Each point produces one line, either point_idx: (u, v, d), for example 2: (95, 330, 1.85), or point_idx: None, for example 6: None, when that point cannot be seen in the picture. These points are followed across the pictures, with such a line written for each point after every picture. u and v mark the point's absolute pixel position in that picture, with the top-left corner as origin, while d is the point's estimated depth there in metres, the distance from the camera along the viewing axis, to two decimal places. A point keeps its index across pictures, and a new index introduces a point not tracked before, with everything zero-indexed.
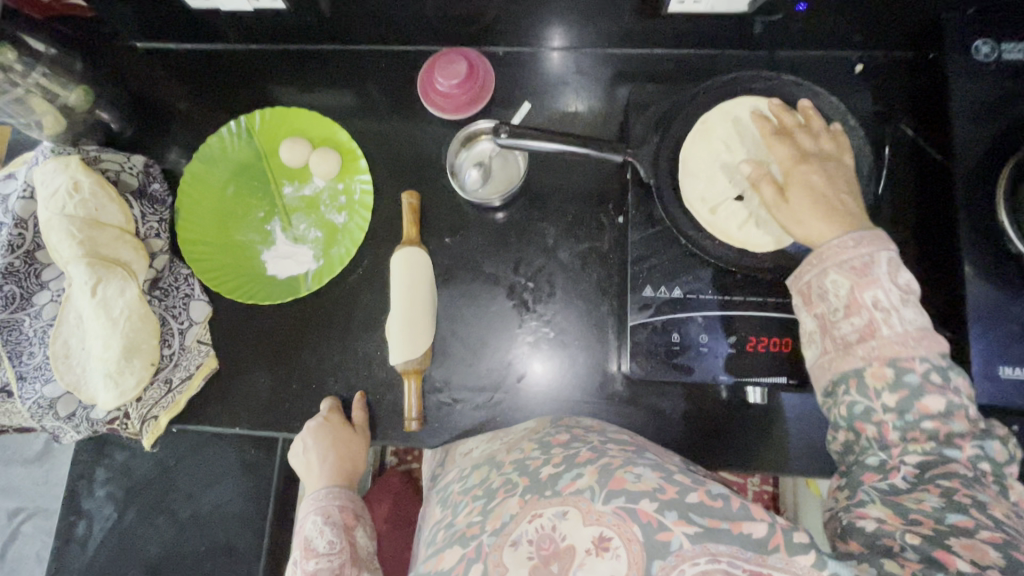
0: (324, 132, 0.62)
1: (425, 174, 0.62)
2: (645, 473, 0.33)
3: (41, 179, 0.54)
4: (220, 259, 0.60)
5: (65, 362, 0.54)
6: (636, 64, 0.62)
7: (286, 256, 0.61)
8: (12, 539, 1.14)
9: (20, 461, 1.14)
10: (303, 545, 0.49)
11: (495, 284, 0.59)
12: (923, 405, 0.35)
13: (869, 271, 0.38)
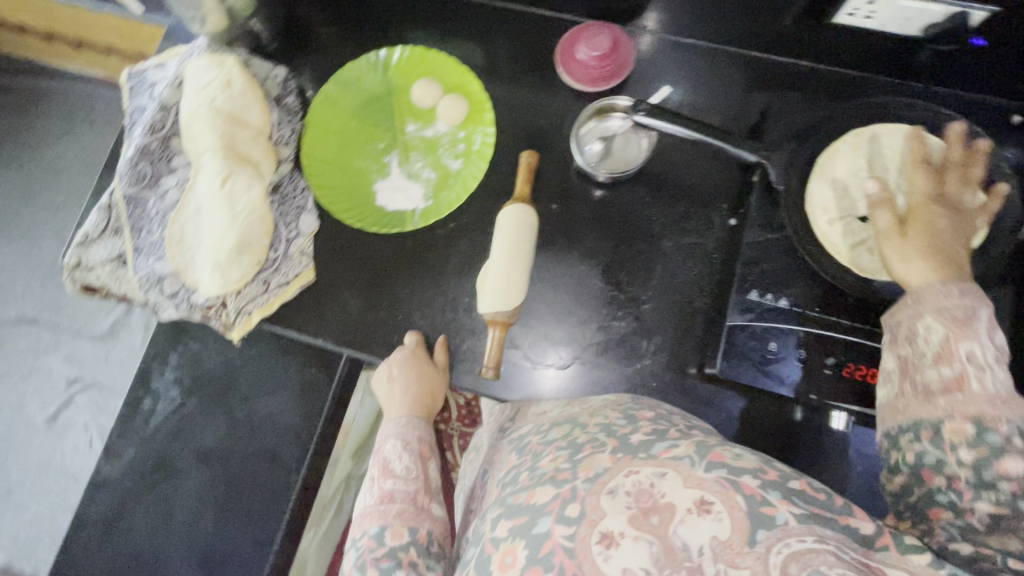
0: (456, 78, 0.64)
1: (546, 139, 0.63)
2: (745, 453, 0.35)
3: (198, 71, 0.59)
4: (338, 179, 0.64)
5: (177, 244, 0.60)
6: (778, 70, 0.60)
7: (399, 190, 0.64)
8: (66, 405, 1.23)
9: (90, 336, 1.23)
10: (383, 466, 0.54)
11: (594, 259, 0.60)
12: (1003, 466, 0.35)
13: (968, 325, 0.38)
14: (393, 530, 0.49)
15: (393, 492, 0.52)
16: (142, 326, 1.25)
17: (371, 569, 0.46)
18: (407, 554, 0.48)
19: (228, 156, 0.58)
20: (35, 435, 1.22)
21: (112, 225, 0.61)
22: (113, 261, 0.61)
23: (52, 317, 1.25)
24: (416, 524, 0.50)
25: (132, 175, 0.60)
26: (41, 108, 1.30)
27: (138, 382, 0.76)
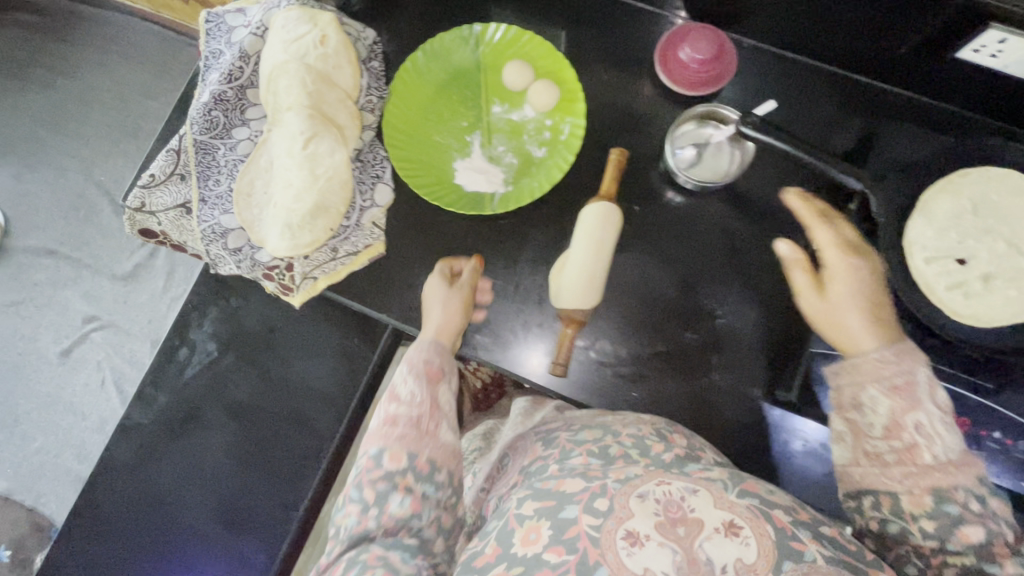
0: (547, 63, 0.66)
1: (632, 145, 0.65)
2: (778, 494, 0.40)
3: (287, 23, 0.62)
4: (417, 150, 0.66)
5: (245, 199, 0.64)
6: (872, 95, 0.61)
7: (479, 172, 0.66)
8: (80, 341, 1.30)
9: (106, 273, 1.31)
10: (390, 390, 0.54)
11: (666, 270, 0.62)
12: (964, 534, 0.40)
13: (909, 393, 0.43)
14: (392, 454, 0.50)
15: (397, 416, 0.52)
16: (164, 272, 1.32)
17: (369, 490, 0.49)
18: (403, 479, 0.49)
19: (316, 118, 0.61)
20: (48, 366, 1.29)
21: (179, 170, 0.66)
22: (177, 208, 0.67)
23: (71, 250, 1.34)
24: (416, 450, 0.51)
25: (205, 123, 0.65)
26: (83, 44, 1.43)
27: (175, 329, 0.80)
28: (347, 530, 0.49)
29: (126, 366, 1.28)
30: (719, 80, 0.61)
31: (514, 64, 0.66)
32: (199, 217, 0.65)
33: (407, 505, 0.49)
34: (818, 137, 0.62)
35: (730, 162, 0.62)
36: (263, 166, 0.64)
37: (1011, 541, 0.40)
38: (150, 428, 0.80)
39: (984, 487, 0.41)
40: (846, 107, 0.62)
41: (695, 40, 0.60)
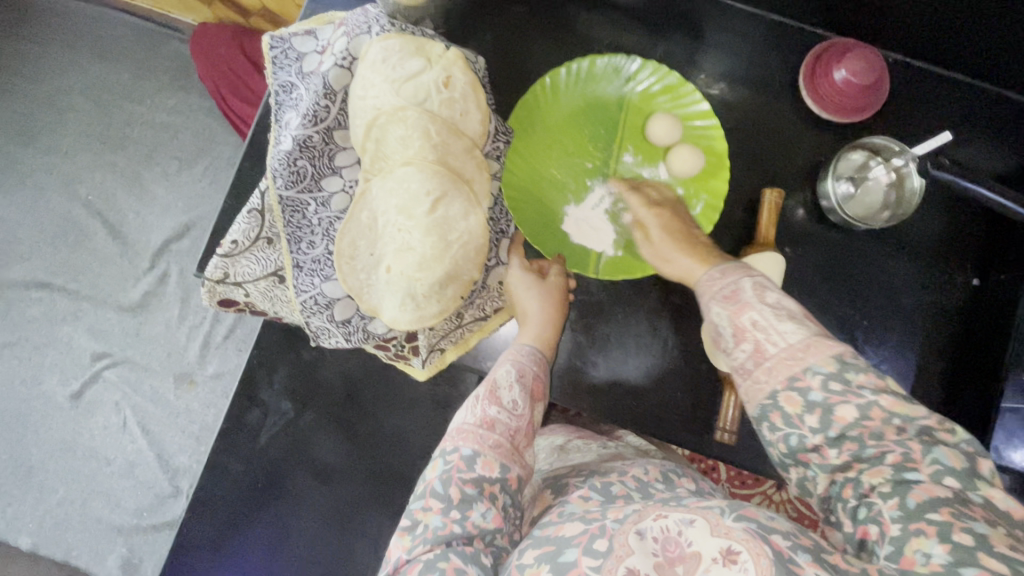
0: (698, 129, 0.67)
1: (769, 178, 0.70)
2: (778, 519, 0.41)
3: (387, 55, 0.59)
4: (532, 184, 0.68)
5: (348, 262, 0.64)
6: (1002, 118, 0.68)
7: (595, 227, 0.68)
8: (91, 379, 1.47)
9: (118, 307, 1.48)
10: (491, 389, 0.59)
11: (829, 311, 0.68)
12: (840, 416, 0.43)
13: (737, 300, 0.49)
14: (485, 460, 0.54)
15: (496, 421, 0.56)
16: (177, 298, 1.50)
17: (457, 488, 0.51)
18: (489, 486, 0.52)
19: (443, 175, 0.60)
20: (60, 410, 1.46)
21: (266, 234, 0.65)
22: (268, 277, 0.66)
23: (66, 283, 1.50)
24: (508, 464, 0.55)
25: (290, 175, 0.63)
26: (63, 79, 1.54)
27: (248, 394, 0.85)
28: (430, 528, 0.50)
29: (144, 402, 1.46)
30: (863, 110, 0.67)
31: (662, 120, 0.67)
32: (296, 285, 0.65)
33: (491, 516, 0.51)
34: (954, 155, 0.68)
35: (882, 204, 0.66)
36: (363, 223, 0.63)
37: (890, 407, 0.43)
38: (229, 493, 0.86)
39: (839, 366, 0.44)
40: (978, 126, 0.68)
41: (852, 61, 0.64)
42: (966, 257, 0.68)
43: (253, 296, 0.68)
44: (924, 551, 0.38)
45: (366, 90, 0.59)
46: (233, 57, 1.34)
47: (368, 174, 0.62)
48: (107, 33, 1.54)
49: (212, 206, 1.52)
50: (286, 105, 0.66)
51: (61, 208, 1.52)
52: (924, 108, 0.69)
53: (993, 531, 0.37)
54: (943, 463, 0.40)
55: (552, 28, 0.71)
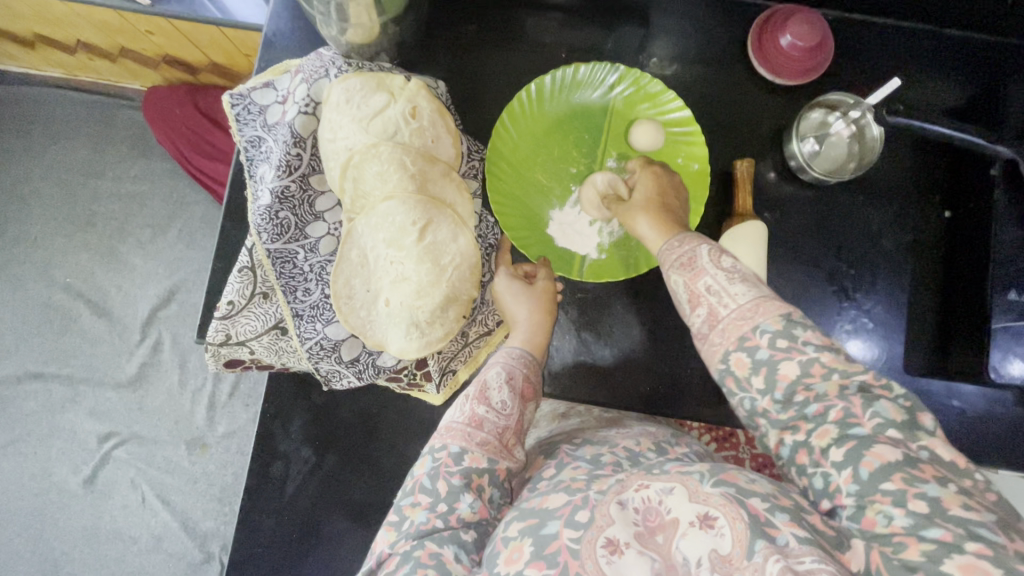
0: (679, 134, 0.69)
1: (737, 149, 0.72)
2: (759, 481, 0.41)
3: (358, 96, 0.61)
4: (519, 191, 0.69)
5: (345, 301, 0.65)
6: (956, 52, 0.71)
7: (578, 230, 0.70)
8: (102, 461, 1.45)
9: (116, 383, 1.47)
10: (482, 389, 0.55)
11: (816, 267, 0.71)
12: (783, 374, 0.43)
13: (694, 266, 0.50)
14: (472, 456, 0.51)
15: (485, 420, 0.53)
16: (175, 365, 1.48)
17: (444, 482, 0.49)
18: (477, 478, 0.50)
19: (425, 203, 0.63)
20: (75, 498, 1.44)
21: (261, 289, 0.66)
22: (273, 330, 0.67)
23: (58, 371, 1.48)
24: (495, 457, 0.52)
25: (274, 228, 0.64)
26: (21, 169, 1.53)
27: (266, 448, 0.86)
28: (413, 524, 0.47)
29: (159, 474, 1.45)
30: (801, 75, 0.70)
31: (644, 124, 0.68)
32: (300, 333, 0.66)
33: (477, 508, 0.48)
34: (910, 98, 0.71)
35: (848, 156, 0.69)
36: (354, 261, 0.65)
37: (830, 363, 0.43)
38: (268, 547, 0.86)
39: (786, 323, 0.45)
40: (930, 64, 0.71)
41: (795, 26, 0.67)
42: (932, 192, 0.72)
43: (258, 352, 0.68)
44: (885, 513, 0.37)
45: (337, 133, 0.62)
46: (191, 117, 1.34)
47: (350, 213, 0.64)
48: (57, 113, 1.53)
49: (193, 267, 1.51)
50: (257, 159, 0.67)
51: (40, 296, 1.50)
52: (869, 57, 0.71)
53: (945, 491, 0.37)
54: (884, 416, 0.40)
55: (507, 38, 0.73)
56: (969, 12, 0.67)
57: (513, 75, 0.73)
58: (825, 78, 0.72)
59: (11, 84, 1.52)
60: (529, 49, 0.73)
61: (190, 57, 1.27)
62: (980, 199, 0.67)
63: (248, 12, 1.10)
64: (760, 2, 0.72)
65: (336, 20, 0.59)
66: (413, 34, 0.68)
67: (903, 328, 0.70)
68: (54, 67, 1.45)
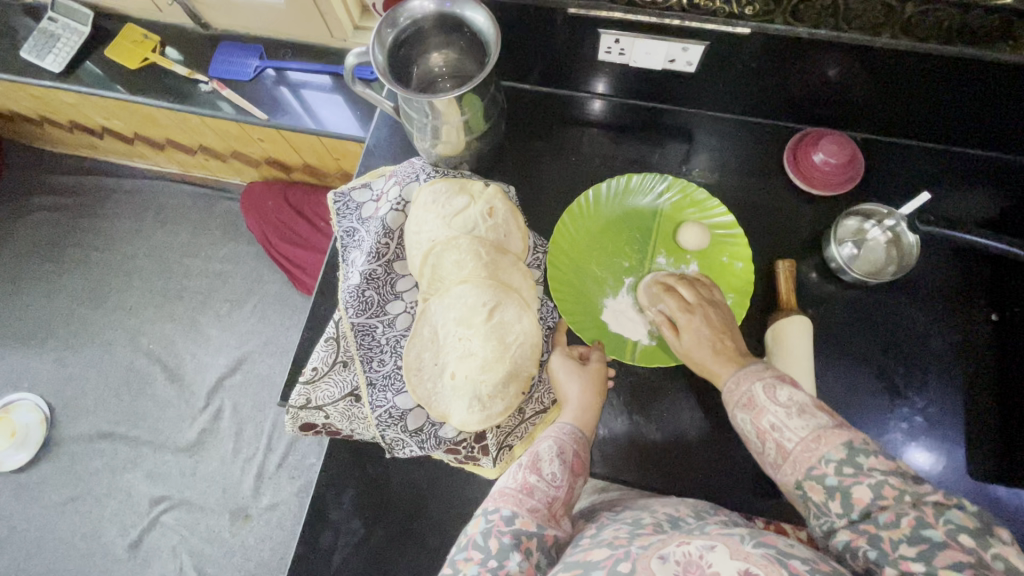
0: (724, 235, 0.76)
1: (778, 249, 0.79)
2: (798, 547, 0.43)
3: (442, 198, 0.73)
4: (576, 281, 0.77)
5: (415, 374, 0.72)
6: (985, 169, 0.77)
7: (630, 318, 0.75)
8: (150, 524, 1.49)
9: (176, 447, 1.55)
10: (534, 460, 0.59)
11: (864, 363, 0.73)
12: (857, 497, 0.46)
13: (755, 404, 0.55)
14: (522, 520, 0.53)
15: (535, 488, 0.56)
16: (231, 433, 1.56)
17: (495, 539, 0.52)
18: (527, 540, 0.52)
19: (494, 288, 0.71)
20: (118, 562, 1.47)
21: (342, 357, 0.74)
22: (346, 398, 0.74)
23: (125, 432, 1.57)
24: (544, 524, 0.54)
25: (360, 305, 0.74)
26: (130, 247, 1.75)
27: (317, 517, 0.88)
28: None
29: (200, 544, 1.47)
30: (835, 187, 0.77)
31: (692, 227, 0.76)
32: (371, 401, 0.73)
33: (525, 568, 0.50)
34: (942, 209, 0.77)
35: (887, 260, 0.73)
36: (426, 337, 0.73)
37: (900, 485, 0.45)
38: None
39: (850, 451, 0.48)
40: (959, 180, 0.78)
41: (827, 146, 0.76)
42: (977, 296, 0.74)
43: (332, 417, 0.74)
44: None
45: (422, 227, 0.72)
46: (281, 209, 1.54)
47: (427, 294, 0.73)
48: (169, 202, 1.78)
49: (261, 340, 1.64)
50: (350, 247, 0.79)
51: (124, 360, 1.64)
52: (898, 173, 0.79)
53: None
54: (956, 524, 0.42)
55: (567, 150, 0.85)
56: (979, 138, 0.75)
57: (573, 181, 0.84)
58: (858, 191, 0.79)
59: (136, 178, 1.79)
60: (588, 160, 0.85)
61: (289, 159, 1.49)
62: None
63: (337, 120, 1.28)
64: (793, 125, 0.82)
65: (430, 137, 0.72)
66: (490, 147, 0.81)
67: (962, 430, 0.70)
68: (174, 164, 1.72)
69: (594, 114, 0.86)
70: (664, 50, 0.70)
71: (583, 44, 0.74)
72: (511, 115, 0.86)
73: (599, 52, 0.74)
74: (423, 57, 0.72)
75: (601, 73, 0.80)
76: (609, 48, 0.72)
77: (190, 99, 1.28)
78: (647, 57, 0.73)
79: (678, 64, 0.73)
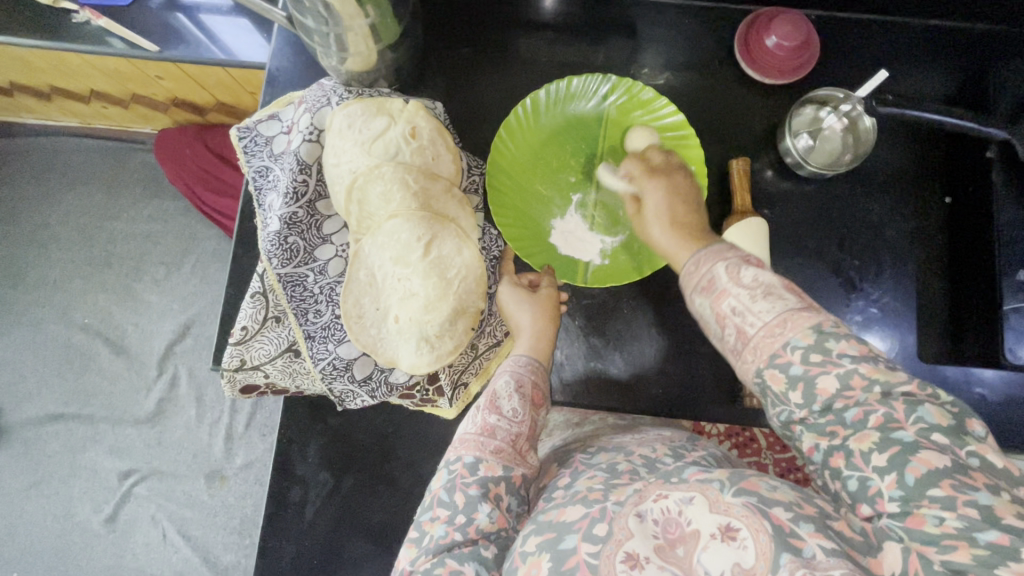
0: (674, 137, 0.70)
1: (732, 148, 0.74)
2: (781, 489, 0.40)
3: (358, 121, 0.63)
4: (519, 202, 0.71)
5: (356, 322, 0.66)
6: (943, 39, 0.72)
7: (579, 236, 0.71)
8: (124, 497, 1.46)
9: (135, 420, 1.48)
10: (492, 399, 0.55)
11: (821, 261, 0.71)
12: (822, 388, 0.42)
13: (715, 286, 0.48)
14: (487, 465, 0.51)
15: (497, 428, 0.53)
16: (192, 399, 1.50)
17: (461, 494, 0.49)
18: (494, 487, 0.50)
19: (429, 220, 0.64)
20: (98, 538, 1.45)
21: (273, 313, 0.67)
22: (285, 353, 0.68)
23: (78, 411, 1.50)
24: (510, 464, 0.52)
25: (283, 253, 0.66)
26: (40, 214, 1.58)
27: (284, 475, 0.86)
28: (433, 539, 0.48)
29: (180, 509, 1.46)
30: (788, 74, 0.71)
31: (640, 131, 0.70)
32: (313, 355, 0.67)
33: (496, 518, 0.48)
34: (899, 88, 0.73)
35: (844, 147, 0.69)
36: (363, 282, 0.67)
37: (870, 373, 0.41)
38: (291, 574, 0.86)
39: (818, 336, 0.43)
40: (916, 55, 0.73)
41: (779, 27, 0.68)
42: (932, 179, 0.72)
43: (273, 375, 0.69)
44: (935, 513, 0.36)
45: (340, 158, 0.64)
46: (200, 156, 1.39)
47: (357, 234, 0.66)
48: (73, 160, 1.58)
49: (208, 301, 1.55)
50: (265, 188, 0.69)
51: (60, 338, 1.53)
52: (855, 53, 0.73)
53: (997, 500, 0.36)
54: (928, 421, 0.39)
55: (498, 56, 0.75)
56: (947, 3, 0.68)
57: (508, 91, 0.75)
58: (813, 76, 0.73)
59: (26, 135, 1.57)
60: (523, 63, 0.75)
61: (197, 97, 1.32)
62: (974, 181, 0.67)
63: (244, 45, 1.12)
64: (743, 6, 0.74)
65: (335, 50, 0.62)
66: (410, 58, 0.71)
67: (915, 317, 0.70)
68: (70, 117, 1.51)
69: (545, 12, 0.75)
70: None
71: None
72: (429, 17, 0.74)
73: None
74: None
75: None
76: None
77: (63, 34, 1.09)
78: None
79: None
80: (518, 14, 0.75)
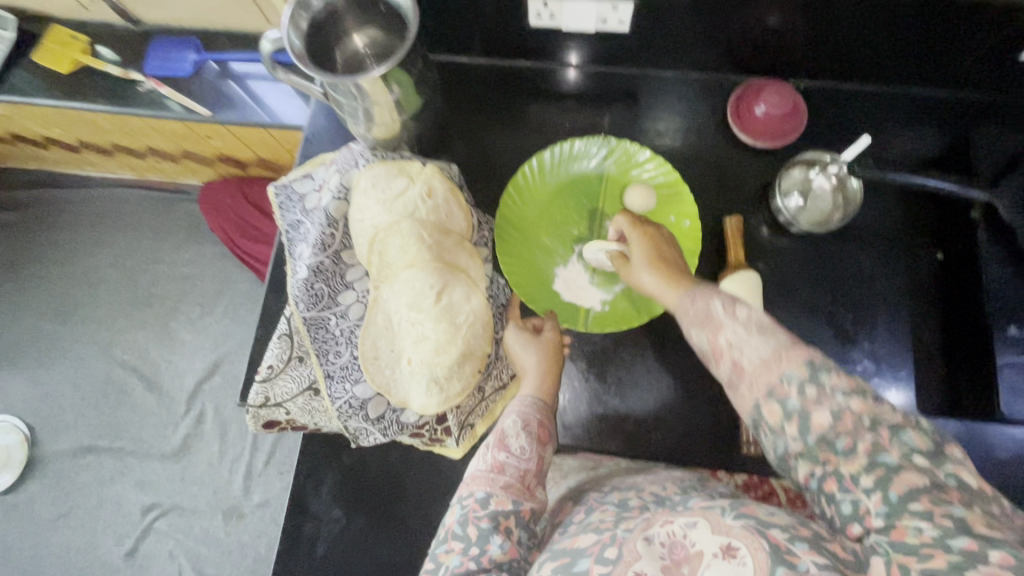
0: (668, 195, 0.76)
1: (726, 205, 0.79)
2: (779, 514, 0.42)
3: (381, 181, 0.71)
4: (524, 250, 0.77)
5: (372, 363, 0.72)
6: (924, 106, 0.77)
7: (580, 284, 0.76)
8: (145, 531, 1.50)
9: (161, 454, 1.54)
10: (500, 437, 0.59)
11: (816, 312, 0.74)
12: (816, 421, 0.44)
13: (712, 321, 0.51)
14: (498, 500, 0.54)
15: (506, 465, 0.56)
16: (216, 435, 1.56)
17: (473, 527, 0.52)
18: (504, 520, 0.53)
19: (442, 270, 0.70)
20: (117, 572, 1.48)
21: (297, 352, 0.74)
22: (305, 391, 0.74)
23: (109, 444, 1.56)
24: (519, 499, 0.55)
25: (310, 298, 0.72)
26: (91, 257, 1.71)
27: (298, 510, 0.89)
28: (448, 568, 0.50)
29: (197, 545, 1.48)
30: (779, 138, 0.77)
31: (637, 188, 0.76)
32: (331, 393, 0.72)
33: (507, 548, 0.51)
34: (884, 151, 0.77)
35: (833, 207, 0.73)
36: (381, 325, 0.72)
37: (861, 408, 0.43)
38: None
39: (811, 370, 0.45)
40: (899, 120, 0.77)
41: (768, 97, 0.75)
42: (924, 235, 0.75)
43: (294, 412, 0.74)
44: (910, 529, 0.38)
45: (364, 213, 0.71)
46: (239, 206, 1.51)
47: (377, 282, 0.72)
48: (125, 209, 1.73)
49: (237, 341, 1.63)
50: (296, 239, 0.77)
51: (99, 373, 1.62)
52: (840, 119, 0.78)
53: (946, 514, 0.38)
54: (911, 444, 0.42)
55: (509, 122, 0.83)
56: (924, 75, 0.74)
57: (518, 152, 0.83)
58: (802, 140, 0.79)
59: (87, 187, 1.73)
60: (532, 128, 0.83)
61: (241, 154, 1.45)
62: (964, 239, 0.71)
63: (286, 109, 1.24)
64: (733, 77, 0.81)
65: (364, 120, 0.70)
66: (430, 125, 0.79)
67: (912, 368, 0.71)
68: (127, 171, 1.67)
69: (563, 83, 0.83)
70: (593, 11, 0.69)
71: (512, 10, 0.72)
72: (447, 89, 0.83)
73: (528, 16, 0.72)
74: (343, 37, 0.69)
75: (535, 40, 0.78)
76: (538, 12, 0.71)
77: (129, 100, 1.23)
78: (575, 17, 0.71)
79: (611, 23, 0.71)
80: (527, 86, 0.83)
